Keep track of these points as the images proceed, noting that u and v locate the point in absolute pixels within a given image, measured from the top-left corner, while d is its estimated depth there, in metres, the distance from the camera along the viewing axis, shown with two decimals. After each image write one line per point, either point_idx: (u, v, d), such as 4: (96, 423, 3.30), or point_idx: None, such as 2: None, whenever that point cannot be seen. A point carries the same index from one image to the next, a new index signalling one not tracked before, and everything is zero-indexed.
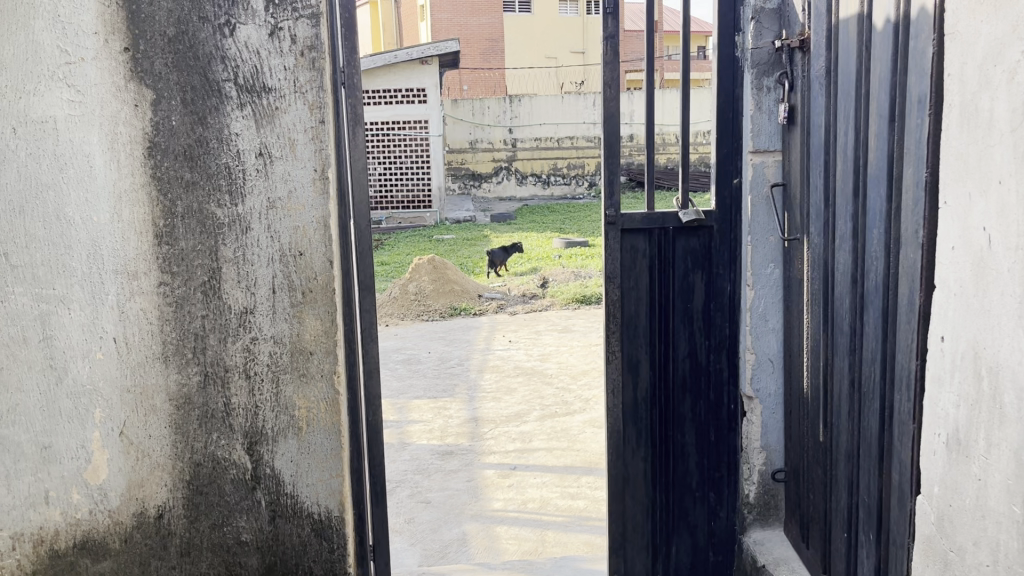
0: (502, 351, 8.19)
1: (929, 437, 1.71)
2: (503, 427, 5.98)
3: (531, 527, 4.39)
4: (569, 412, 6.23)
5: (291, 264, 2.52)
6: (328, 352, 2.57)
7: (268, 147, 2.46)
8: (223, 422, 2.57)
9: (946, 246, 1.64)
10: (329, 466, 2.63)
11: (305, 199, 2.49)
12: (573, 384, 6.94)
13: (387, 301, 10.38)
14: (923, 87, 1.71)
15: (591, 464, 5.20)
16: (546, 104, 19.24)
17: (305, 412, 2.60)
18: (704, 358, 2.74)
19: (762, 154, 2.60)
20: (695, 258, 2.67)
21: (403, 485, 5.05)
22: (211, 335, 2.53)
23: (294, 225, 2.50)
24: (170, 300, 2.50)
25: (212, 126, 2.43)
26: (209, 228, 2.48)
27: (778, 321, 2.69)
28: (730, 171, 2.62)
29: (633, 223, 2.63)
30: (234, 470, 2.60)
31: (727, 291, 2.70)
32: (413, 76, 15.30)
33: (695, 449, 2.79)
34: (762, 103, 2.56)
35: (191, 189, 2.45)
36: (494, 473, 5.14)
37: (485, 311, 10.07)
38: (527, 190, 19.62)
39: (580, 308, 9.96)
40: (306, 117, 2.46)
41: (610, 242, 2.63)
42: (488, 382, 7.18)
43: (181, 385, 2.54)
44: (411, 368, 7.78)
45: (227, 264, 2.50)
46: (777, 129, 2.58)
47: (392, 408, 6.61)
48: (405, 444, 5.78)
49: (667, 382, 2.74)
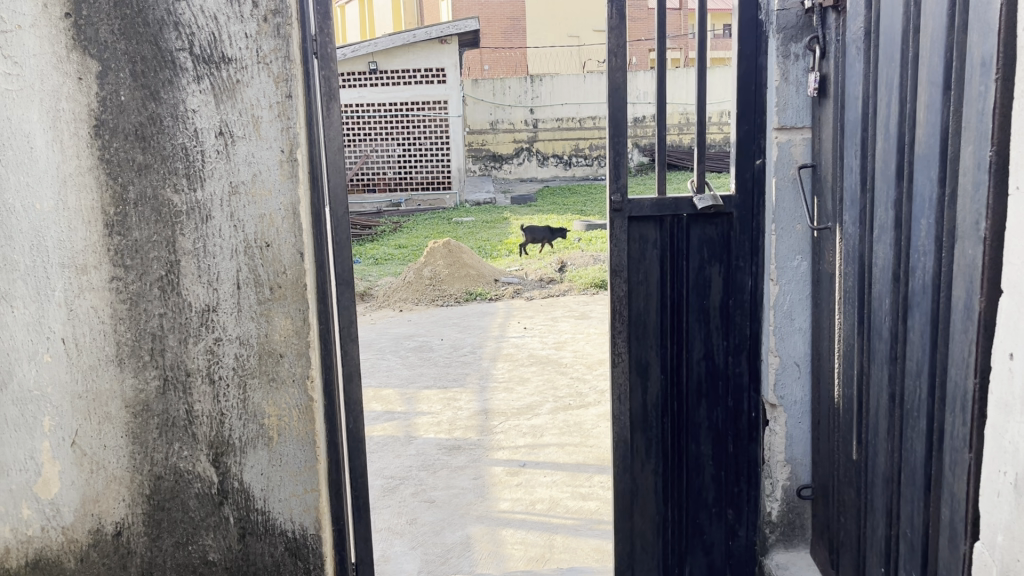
0: (517, 338, 7.91)
1: (991, 475, 1.42)
2: (514, 421, 5.71)
3: (539, 531, 4.13)
4: (584, 404, 5.95)
5: (256, 256, 2.26)
6: (300, 353, 2.31)
7: (229, 126, 2.19)
8: (185, 430, 2.32)
9: (1019, 243, 1.35)
10: (303, 480, 2.37)
11: (271, 184, 2.23)
12: (589, 374, 6.65)
13: (401, 285, 10.11)
14: (988, 46, 1.41)
15: (605, 462, 4.91)
16: (567, 83, 18.85)
17: (276, 420, 2.34)
18: (722, 361, 2.45)
19: (788, 132, 2.29)
20: (712, 249, 2.38)
21: (407, 483, 4.81)
22: (170, 335, 2.28)
23: (260, 213, 2.24)
24: (124, 296, 2.24)
25: (166, 102, 2.17)
26: (166, 216, 2.22)
27: (805, 321, 2.39)
28: (752, 151, 2.31)
29: (642, 209, 2.34)
30: (199, 484, 2.35)
31: (748, 286, 2.40)
32: (432, 55, 14.98)
33: (712, 462, 2.50)
34: (789, 72, 2.25)
35: (144, 173, 2.19)
36: (503, 471, 4.88)
37: (502, 296, 9.80)
38: (549, 170, 19.30)
39: (598, 293, 9.66)
40: (271, 91, 2.19)
41: (616, 231, 2.34)
42: (501, 371, 6.92)
43: (138, 391, 2.29)
44: (423, 356, 7.54)
45: (186, 257, 2.24)
46: (807, 102, 2.27)
47: (400, 399, 6.37)
48: (412, 438, 5.54)
49: (680, 387, 2.46)
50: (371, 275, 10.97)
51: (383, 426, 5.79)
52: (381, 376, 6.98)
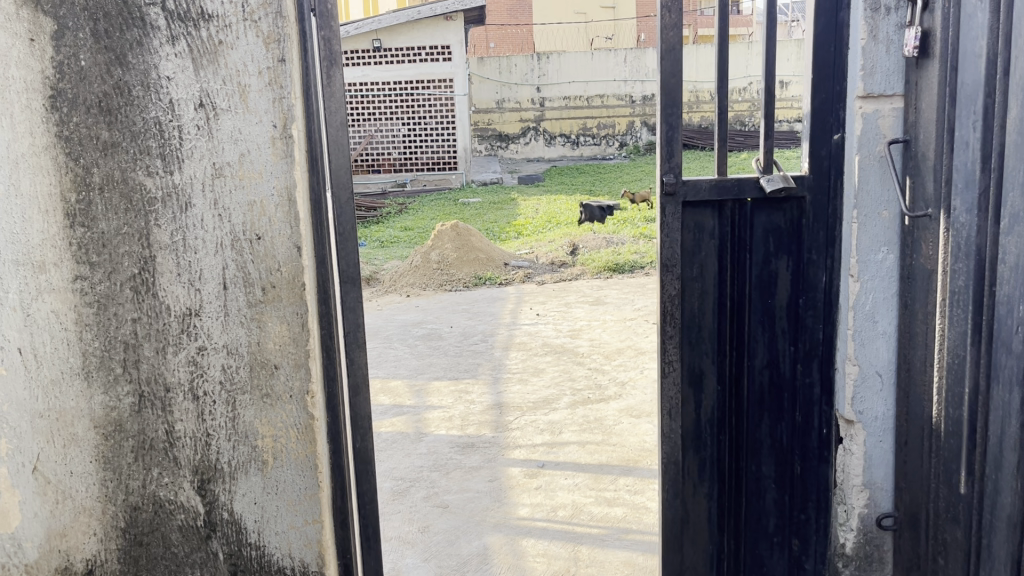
0: (530, 326, 7.56)
1: None
2: (530, 416, 5.38)
3: (561, 541, 3.80)
4: (603, 398, 5.61)
5: (245, 251, 1.91)
6: (298, 365, 1.97)
7: (211, 96, 1.84)
8: (165, 454, 1.99)
9: None
10: (304, 510, 2.04)
11: (261, 165, 1.88)
12: (607, 365, 6.31)
13: (408, 270, 9.76)
14: None
15: (629, 462, 4.57)
16: (575, 61, 18.38)
17: (271, 441, 2.00)
18: (789, 370, 2.12)
19: (875, 100, 1.94)
20: (779, 239, 2.05)
21: (418, 486, 4.48)
22: (146, 344, 1.94)
23: (249, 200, 1.89)
24: (91, 299, 1.90)
25: (135, 68, 1.82)
26: (137, 204, 1.87)
27: (889, 323, 2.03)
28: (829, 123, 1.96)
29: (699, 192, 2.00)
30: (183, 516, 2.02)
31: (822, 284, 2.06)
32: (437, 32, 14.50)
33: (774, 485, 2.17)
34: (878, 29, 1.91)
35: (111, 153, 1.84)
36: (521, 473, 4.55)
37: (512, 281, 9.45)
38: (556, 150, 18.88)
39: (611, 277, 9.30)
40: (261, 53, 1.84)
41: (668, 219, 2.00)
42: (514, 361, 6.58)
43: (109, 408, 1.96)
44: (431, 345, 7.20)
45: (163, 252, 1.90)
46: (899, 65, 1.92)
47: (410, 392, 6.05)
48: (422, 435, 5.21)
49: (740, 400, 2.14)
50: (377, 259, 10.63)
51: (392, 422, 5.48)
52: (388, 367, 6.65)
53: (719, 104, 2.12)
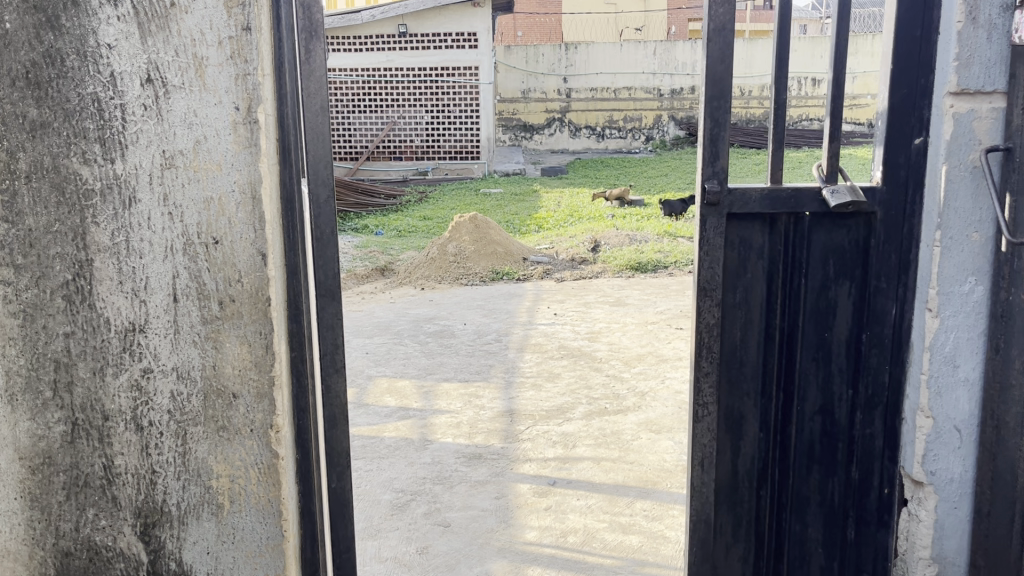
0: (546, 326, 7.23)
1: None
2: (542, 426, 5.06)
3: (570, 572, 3.48)
4: (622, 409, 5.26)
5: (200, 257, 1.60)
6: (261, 394, 1.66)
7: (160, 70, 1.53)
8: (102, 491, 1.68)
9: None
10: (265, 563, 1.73)
11: (221, 155, 1.56)
12: (626, 372, 5.96)
13: (424, 261, 9.45)
14: None
15: (647, 483, 4.24)
16: (603, 51, 17.94)
17: (228, 482, 1.69)
18: (845, 417, 1.78)
19: (969, 98, 1.60)
20: (841, 261, 1.72)
21: (419, 501, 4.17)
22: (80, 364, 1.63)
23: (204, 196, 1.57)
24: (16, 308, 1.60)
25: (69, 33, 1.51)
26: (71, 196, 1.56)
27: (972, 369, 1.70)
28: (910, 125, 1.62)
29: (746, 202, 1.67)
30: (121, 565, 1.71)
31: (891, 317, 1.71)
32: (464, 19, 14.19)
33: (822, 550, 1.84)
34: (979, 10, 1.57)
35: (41, 135, 1.54)
36: (530, 491, 4.22)
37: (530, 277, 9.11)
38: (581, 142, 18.49)
39: (633, 277, 8.93)
40: (221, 20, 1.52)
41: (708, 233, 1.67)
42: (528, 364, 6.25)
43: (37, 437, 1.65)
44: (443, 343, 6.89)
45: (101, 255, 1.59)
46: (1001, 56, 1.59)
47: (417, 393, 5.75)
48: (427, 442, 4.91)
49: (786, 449, 1.81)
50: (393, 249, 10.34)
51: (396, 426, 5.18)
52: (397, 365, 6.35)
53: (776, 98, 1.72)
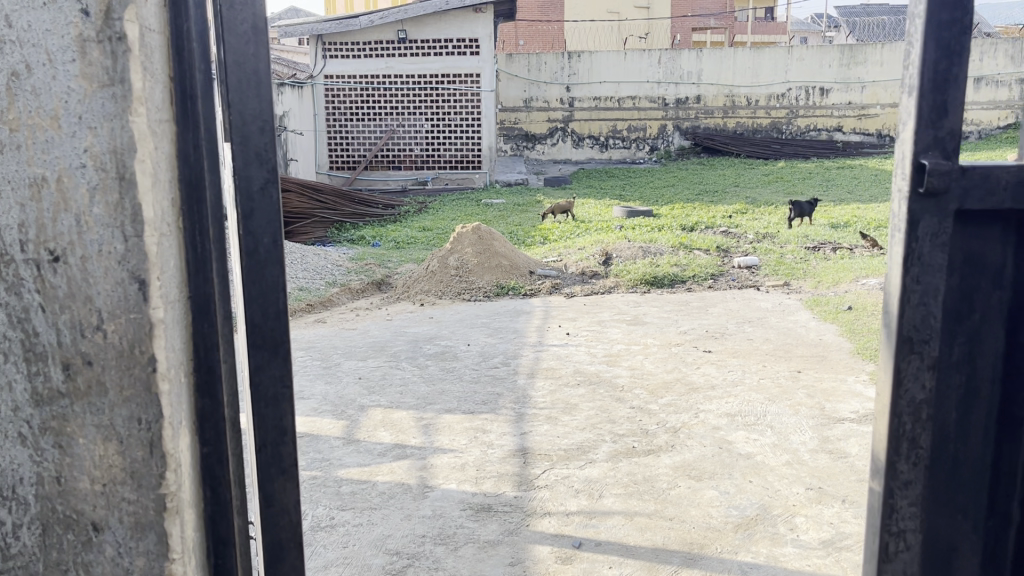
0: (558, 348, 6.50)
1: None
2: (561, 469, 4.34)
3: None
4: (652, 449, 4.53)
5: (21, 280, 0.89)
6: (137, 526, 0.95)
7: None
8: None
9: None
10: None
11: (54, 104, 0.88)
12: (654, 404, 5.23)
13: (423, 275, 8.74)
14: None
15: (691, 547, 3.51)
16: (607, 60, 17.28)
17: None
18: None
19: None
20: None
21: (416, 566, 3.45)
22: None
23: (28, 170, 0.88)
24: None
25: None
26: None
27: None
28: None
29: (992, 181, 1.10)
30: None
31: None
32: (465, 25, 13.59)
33: None
34: None
35: None
36: (552, 555, 3.50)
37: (538, 291, 8.40)
38: (584, 153, 17.78)
39: (649, 292, 8.23)
40: None
41: (919, 248, 1.12)
42: (540, 393, 5.52)
43: None
44: (444, 367, 6.15)
45: None
46: None
47: (415, 428, 5.01)
48: (426, 489, 4.17)
49: None
50: (391, 262, 9.63)
51: (392, 468, 4.45)
52: (392, 393, 5.61)
53: None
